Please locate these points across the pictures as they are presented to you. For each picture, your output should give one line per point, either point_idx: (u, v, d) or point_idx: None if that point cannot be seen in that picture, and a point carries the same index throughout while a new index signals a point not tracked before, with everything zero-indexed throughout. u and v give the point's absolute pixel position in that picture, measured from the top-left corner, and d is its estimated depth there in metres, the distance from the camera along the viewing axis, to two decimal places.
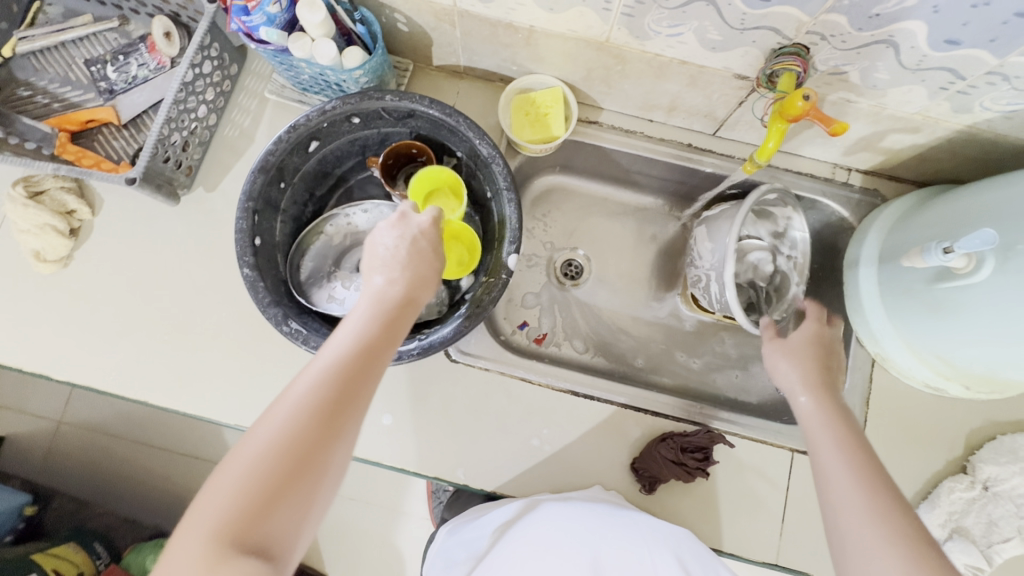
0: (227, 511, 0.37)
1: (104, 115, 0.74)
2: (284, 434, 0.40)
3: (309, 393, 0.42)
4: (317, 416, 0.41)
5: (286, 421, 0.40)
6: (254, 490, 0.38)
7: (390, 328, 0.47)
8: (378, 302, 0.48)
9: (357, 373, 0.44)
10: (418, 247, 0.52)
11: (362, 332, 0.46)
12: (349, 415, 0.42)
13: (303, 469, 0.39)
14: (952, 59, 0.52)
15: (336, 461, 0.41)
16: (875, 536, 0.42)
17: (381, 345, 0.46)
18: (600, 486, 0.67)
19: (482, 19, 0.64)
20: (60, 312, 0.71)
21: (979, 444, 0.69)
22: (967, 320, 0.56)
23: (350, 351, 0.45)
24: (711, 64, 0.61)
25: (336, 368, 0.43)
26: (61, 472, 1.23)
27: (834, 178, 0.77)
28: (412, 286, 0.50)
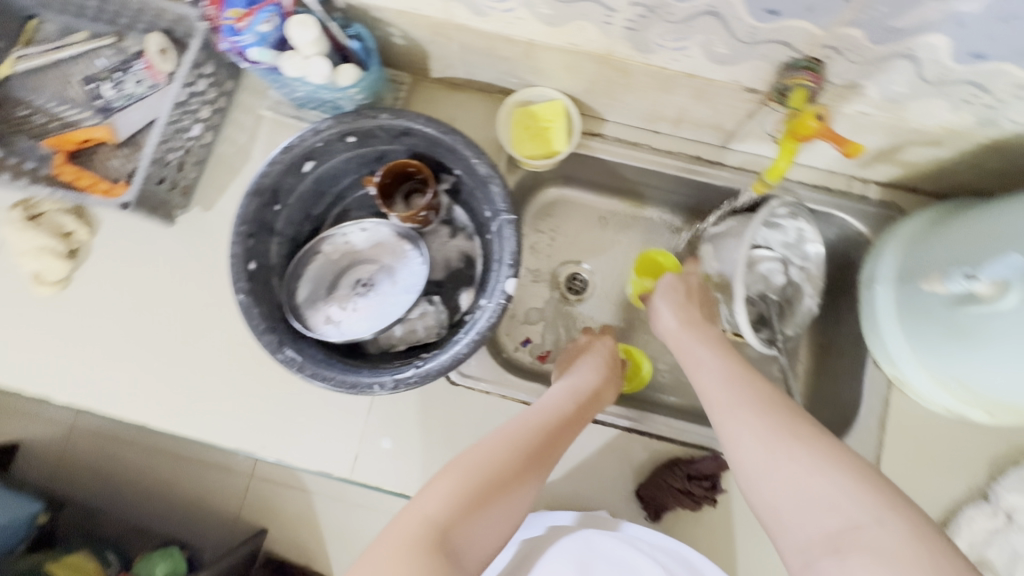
0: (449, 500, 0.47)
1: (100, 134, 0.73)
2: (495, 461, 0.52)
3: (518, 434, 0.55)
4: (519, 459, 0.53)
5: (495, 452, 0.52)
6: (463, 499, 0.48)
7: (581, 413, 0.61)
8: (573, 390, 0.62)
9: (551, 440, 0.57)
10: (605, 353, 0.68)
11: (559, 412, 0.59)
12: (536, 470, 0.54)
13: (500, 490, 0.50)
14: (978, 72, 0.49)
15: (520, 498, 0.51)
16: (749, 421, 0.49)
17: (568, 431, 0.59)
18: (607, 512, 0.65)
19: (480, 33, 0.62)
20: (60, 333, 0.71)
21: (1002, 470, 0.66)
22: (989, 348, 0.53)
23: (554, 417, 0.59)
24: (719, 77, 0.58)
25: (540, 431, 0.56)
26: (72, 480, 1.23)
27: (850, 190, 0.74)
28: (600, 388, 0.64)
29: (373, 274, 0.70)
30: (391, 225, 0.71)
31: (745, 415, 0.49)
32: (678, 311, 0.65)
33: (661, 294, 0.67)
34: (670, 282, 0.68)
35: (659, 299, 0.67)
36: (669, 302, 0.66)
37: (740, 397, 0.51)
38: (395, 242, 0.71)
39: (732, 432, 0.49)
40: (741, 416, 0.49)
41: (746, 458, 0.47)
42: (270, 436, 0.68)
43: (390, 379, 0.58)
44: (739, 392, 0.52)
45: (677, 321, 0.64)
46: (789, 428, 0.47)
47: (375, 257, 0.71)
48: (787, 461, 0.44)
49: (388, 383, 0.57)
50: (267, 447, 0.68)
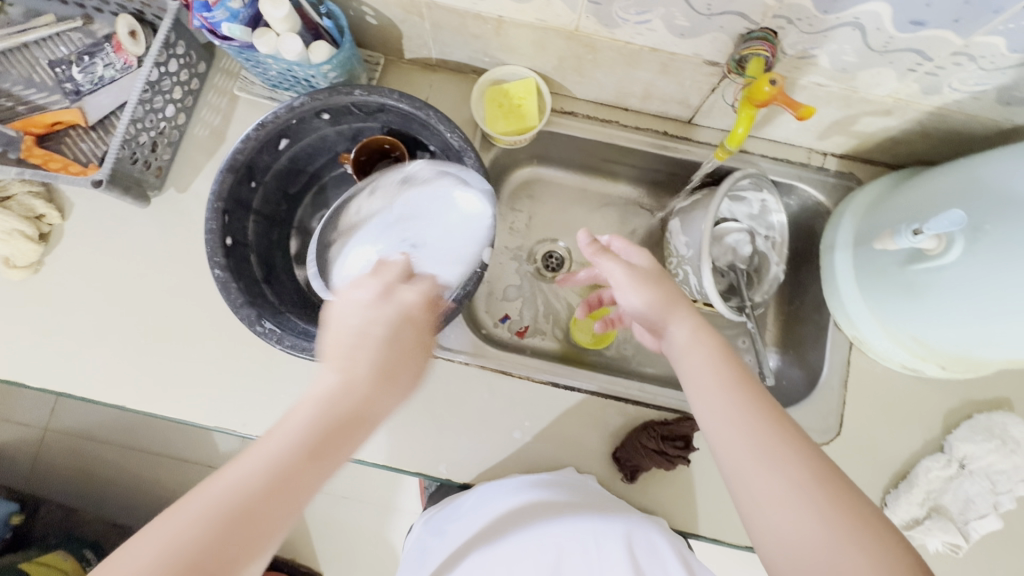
0: None
1: (70, 118, 0.72)
2: (174, 555, 0.33)
3: (194, 530, 0.34)
4: (206, 545, 0.34)
5: (168, 543, 0.33)
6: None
7: (321, 449, 0.39)
8: (320, 405, 0.41)
9: (276, 498, 0.37)
10: (400, 335, 0.45)
11: (285, 450, 0.38)
12: (243, 554, 0.35)
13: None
14: (918, 40, 0.52)
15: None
16: (779, 483, 0.41)
17: (302, 479, 0.38)
18: (572, 468, 0.68)
19: (451, 10, 0.63)
20: (33, 317, 0.70)
21: (956, 423, 0.70)
22: (938, 302, 0.56)
23: (253, 488, 0.36)
24: (682, 50, 0.61)
25: (257, 487, 0.36)
26: (48, 481, 1.21)
27: (810, 162, 0.77)
28: (370, 396, 0.42)
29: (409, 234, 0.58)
30: (446, 169, 0.59)
31: (792, 471, 0.41)
32: (647, 291, 0.54)
33: (632, 292, 0.54)
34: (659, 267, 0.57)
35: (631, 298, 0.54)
36: (652, 305, 0.53)
37: (772, 449, 0.43)
38: (468, 200, 0.58)
39: (757, 502, 0.42)
40: (777, 480, 0.41)
41: (783, 540, 0.40)
42: (253, 414, 0.69)
43: None
44: (767, 438, 0.43)
45: (692, 340, 0.51)
46: (845, 509, 0.39)
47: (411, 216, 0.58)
48: (845, 556, 0.37)
49: None
50: (249, 425, 0.69)
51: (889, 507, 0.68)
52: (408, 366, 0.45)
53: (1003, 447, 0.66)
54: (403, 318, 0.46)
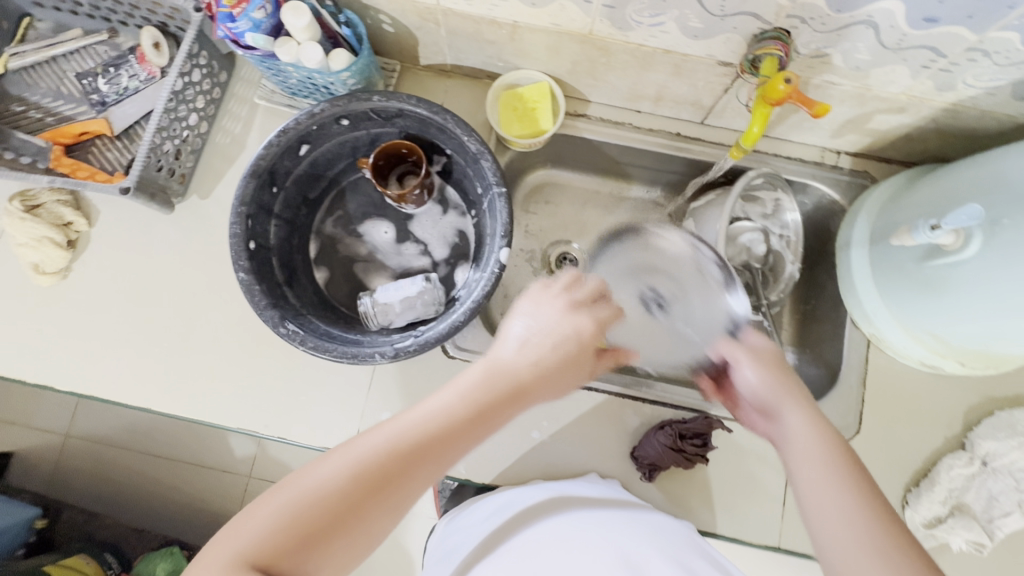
0: (264, 539, 0.34)
1: (96, 127, 0.74)
2: (357, 475, 0.37)
3: (384, 450, 0.39)
4: (384, 472, 0.38)
5: (357, 458, 0.38)
6: (301, 527, 0.35)
7: (489, 414, 0.42)
8: (492, 373, 0.44)
9: (450, 442, 0.40)
10: (570, 331, 0.48)
11: (460, 404, 0.42)
12: (406, 495, 0.38)
13: (353, 520, 0.36)
14: (932, 37, 0.52)
15: (380, 525, 0.37)
16: None
17: (476, 430, 0.42)
18: (596, 474, 0.68)
19: (466, 17, 0.64)
20: (61, 322, 0.72)
21: (977, 420, 0.70)
22: (958, 297, 0.56)
23: (433, 429, 0.40)
24: (695, 52, 0.62)
25: (433, 430, 0.40)
26: (70, 486, 1.23)
27: (824, 161, 0.77)
28: (544, 383, 0.45)
29: (665, 290, 0.62)
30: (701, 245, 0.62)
31: None
32: (769, 387, 0.48)
33: (750, 367, 0.49)
34: (769, 363, 0.49)
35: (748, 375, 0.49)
36: (771, 388, 0.48)
37: None
38: (724, 317, 0.56)
39: None
40: None
41: None
42: (274, 415, 0.70)
43: (391, 348, 0.60)
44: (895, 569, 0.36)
45: (808, 425, 0.45)
46: None
47: (662, 268, 0.63)
48: None
49: (388, 352, 0.59)
50: (270, 426, 0.70)
51: (911, 505, 0.67)
52: (576, 365, 0.48)
53: None
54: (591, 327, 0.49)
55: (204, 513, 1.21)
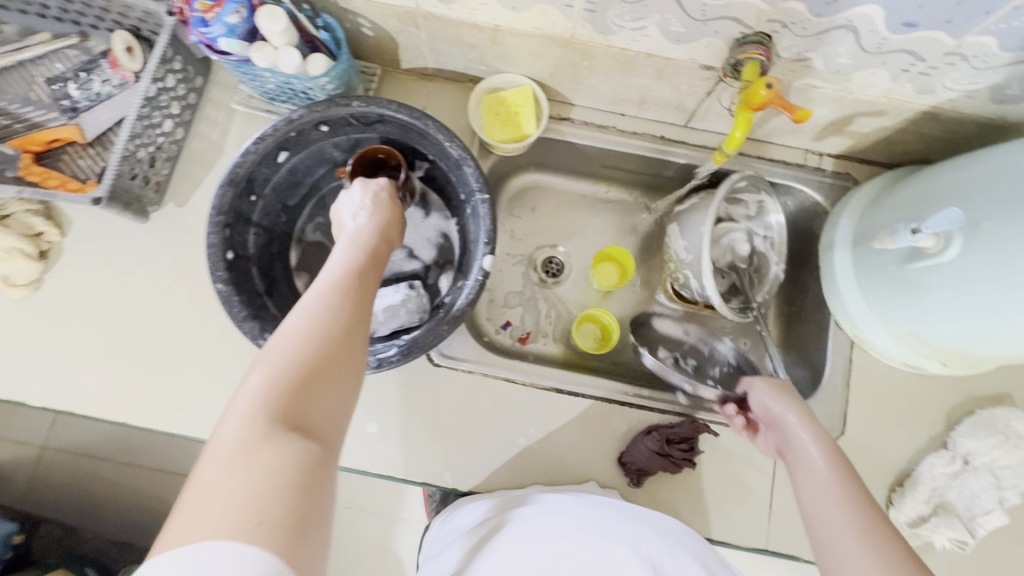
0: (265, 399, 0.38)
1: (67, 134, 0.72)
2: (315, 325, 0.43)
3: (321, 302, 0.45)
4: (335, 316, 0.44)
5: (307, 317, 0.44)
6: (289, 376, 0.39)
7: (374, 257, 0.54)
8: (356, 243, 0.55)
9: (363, 281, 0.50)
10: (384, 193, 0.62)
11: (353, 262, 0.52)
12: (359, 323, 0.46)
13: (335, 353, 0.42)
14: (911, 41, 0.52)
15: (356, 353, 0.44)
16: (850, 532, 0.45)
17: (371, 269, 0.52)
18: (595, 482, 0.68)
19: (446, 21, 0.64)
20: (34, 335, 0.70)
21: (958, 419, 0.71)
22: (939, 300, 0.56)
23: (344, 275, 0.49)
24: (677, 56, 0.61)
25: (344, 278, 0.49)
26: (49, 497, 1.20)
27: (806, 163, 0.78)
28: (388, 224, 0.59)
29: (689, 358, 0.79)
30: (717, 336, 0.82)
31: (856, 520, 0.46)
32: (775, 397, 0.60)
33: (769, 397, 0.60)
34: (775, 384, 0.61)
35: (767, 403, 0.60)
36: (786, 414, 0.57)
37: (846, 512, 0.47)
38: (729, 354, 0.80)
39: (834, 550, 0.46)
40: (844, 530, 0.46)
41: None
42: None
43: (373, 359, 0.59)
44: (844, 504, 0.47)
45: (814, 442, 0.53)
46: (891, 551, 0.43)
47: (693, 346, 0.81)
48: None
49: (372, 362, 0.59)
50: None
51: (895, 505, 0.68)
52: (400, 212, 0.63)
53: (1007, 442, 0.66)
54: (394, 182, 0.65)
55: None
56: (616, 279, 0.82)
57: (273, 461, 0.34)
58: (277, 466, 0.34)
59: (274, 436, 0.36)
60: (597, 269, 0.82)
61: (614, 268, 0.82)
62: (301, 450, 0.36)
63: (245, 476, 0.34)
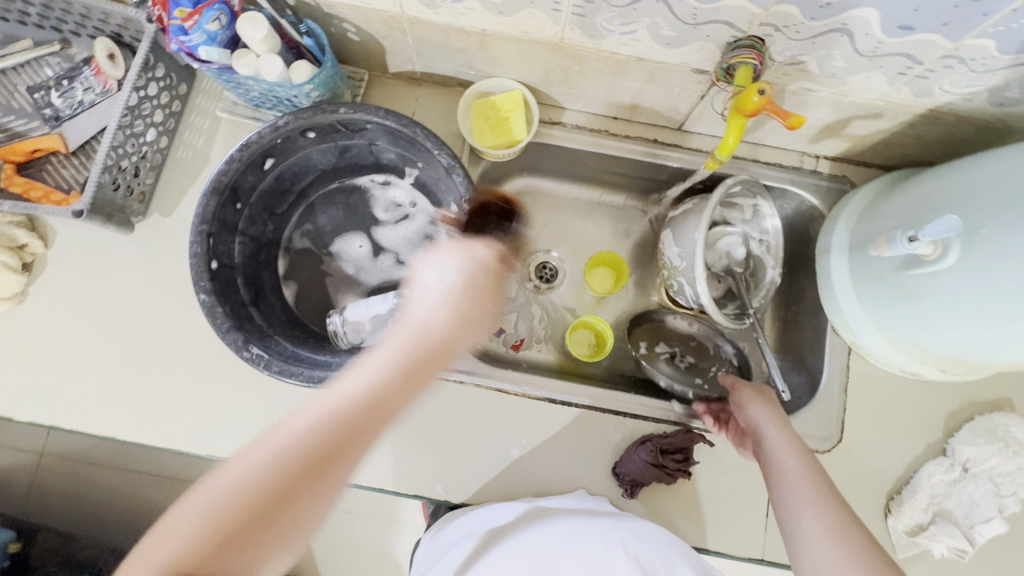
0: (180, 552, 0.31)
1: (50, 144, 0.71)
2: (280, 466, 0.34)
3: (310, 431, 0.36)
4: (309, 460, 0.35)
5: (278, 452, 0.35)
6: (218, 528, 0.32)
7: (411, 369, 0.42)
8: (408, 343, 0.43)
9: (382, 408, 0.39)
10: (479, 276, 0.50)
11: (383, 378, 0.40)
12: (333, 477, 0.36)
13: (281, 512, 0.33)
14: (907, 44, 0.51)
15: (309, 519, 0.34)
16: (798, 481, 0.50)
17: (404, 395, 0.40)
18: (586, 491, 0.67)
19: (433, 25, 0.62)
20: (21, 348, 0.69)
21: (957, 426, 0.70)
22: (938, 308, 0.55)
23: (361, 398, 0.38)
24: (669, 59, 0.60)
25: (363, 401, 0.38)
26: (46, 505, 1.19)
27: (802, 166, 0.76)
28: (443, 328, 0.45)
29: (685, 355, 0.81)
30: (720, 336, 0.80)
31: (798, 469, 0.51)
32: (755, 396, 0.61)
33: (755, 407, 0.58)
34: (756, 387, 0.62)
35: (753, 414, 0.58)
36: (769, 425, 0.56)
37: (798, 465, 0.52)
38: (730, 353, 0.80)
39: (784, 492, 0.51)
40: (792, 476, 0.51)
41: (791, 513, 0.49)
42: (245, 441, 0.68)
43: None
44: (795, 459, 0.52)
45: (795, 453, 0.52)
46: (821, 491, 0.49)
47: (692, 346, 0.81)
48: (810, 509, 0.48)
49: None
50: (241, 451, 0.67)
51: (893, 514, 0.67)
52: (481, 301, 0.50)
53: (1006, 449, 0.65)
54: (490, 265, 0.52)
55: None
56: (611, 284, 0.81)
57: None
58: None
59: None
60: (590, 273, 0.81)
61: (608, 272, 0.81)
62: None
63: None
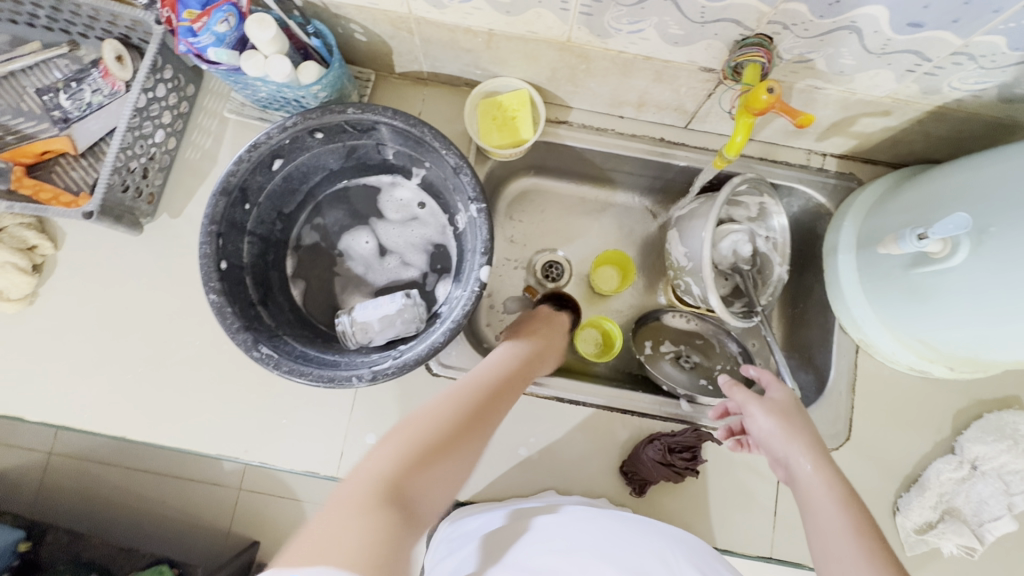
0: (387, 467, 0.39)
1: (59, 146, 0.71)
2: (445, 417, 0.45)
3: (462, 392, 0.49)
4: (466, 413, 0.47)
5: (447, 404, 0.47)
6: (412, 450, 0.41)
7: (523, 366, 0.58)
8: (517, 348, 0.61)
9: (502, 390, 0.52)
10: (554, 319, 0.69)
11: (505, 364, 0.56)
12: (481, 429, 0.47)
13: (450, 449, 0.43)
14: (917, 42, 0.51)
15: (457, 462, 0.43)
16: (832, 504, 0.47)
17: (518, 379, 0.56)
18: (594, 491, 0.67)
19: (440, 25, 0.62)
20: (33, 349, 0.70)
21: (965, 424, 0.70)
22: (945, 306, 0.55)
23: (491, 376, 0.53)
24: (676, 58, 0.60)
25: (495, 375, 0.53)
26: (56, 504, 1.19)
27: (809, 164, 0.76)
28: (544, 345, 0.64)
29: (691, 354, 0.81)
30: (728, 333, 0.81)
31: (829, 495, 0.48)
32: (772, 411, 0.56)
33: (764, 415, 0.56)
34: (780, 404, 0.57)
35: (762, 422, 0.56)
36: (782, 436, 0.54)
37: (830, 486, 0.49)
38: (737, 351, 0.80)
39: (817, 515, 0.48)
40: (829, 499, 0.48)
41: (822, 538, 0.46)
42: (255, 440, 0.68)
43: (368, 371, 0.57)
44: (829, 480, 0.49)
45: (816, 468, 0.50)
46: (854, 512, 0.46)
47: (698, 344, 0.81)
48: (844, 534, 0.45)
49: (366, 374, 0.57)
50: (251, 450, 0.68)
51: (901, 511, 0.67)
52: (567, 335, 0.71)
53: (1016, 446, 0.65)
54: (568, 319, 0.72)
55: (193, 528, 1.17)
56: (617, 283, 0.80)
57: (371, 526, 0.34)
58: (366, 537, 0.34)
59: (383, 498, 0.37)
60: (597, 271, 0.81)
61: (613, 270, 0.81)
62: (393, 533, 0.35)
63: (351, 525, 0.34)
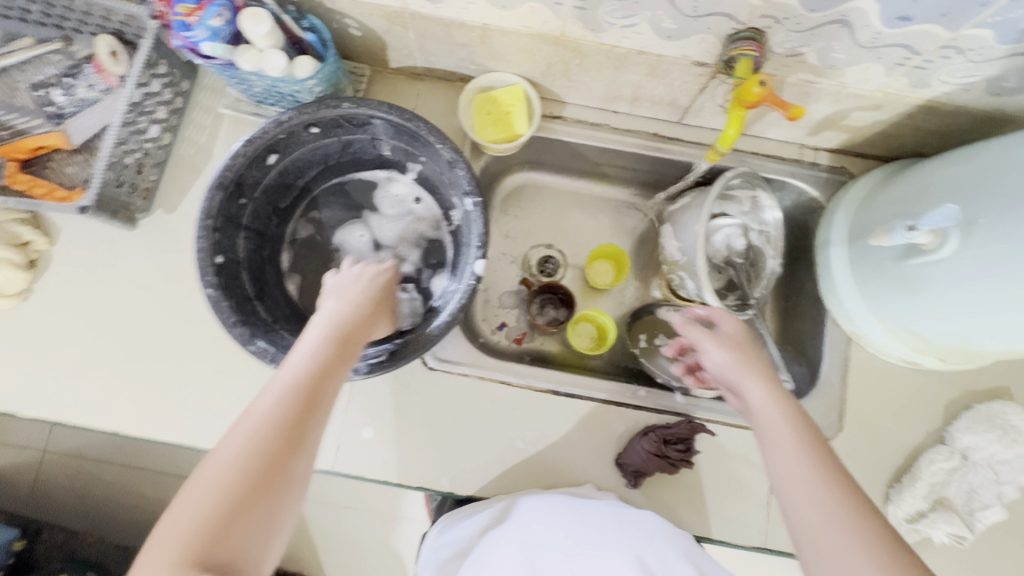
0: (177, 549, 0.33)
1: (53, 141, 0.70)
2: (253, 447, 0.37)
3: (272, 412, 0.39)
4: (279, 438, 0.38)
5: (252, 434, 0.38)
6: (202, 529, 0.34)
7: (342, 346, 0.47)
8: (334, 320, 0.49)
9: (314, 390, 0.42)
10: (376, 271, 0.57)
11: (319, 354, 0.44)
12: (298, 456, 0.39)
13: (259, 499, 0.36)
14: (906, 35, 0.52)
15: (294, 479, 0.38)
16: (797, 456, 0.45)
17: (337, 368, 0.45)
18: (590, 484, 0.67)
19: (435, 20, 0.63)
20: (28, 345, 0.69)
21: (955, 414, 0.71)
22: (935, 297, 0.56)
23: (306, 372, 0.43)
24: (669, 53, 0.61)
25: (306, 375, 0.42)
26: (51, 503, 1.19)
27: (802, 158, 0.77)
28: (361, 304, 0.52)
29: None
30: None
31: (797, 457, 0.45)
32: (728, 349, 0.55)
33: (717, 348, 0.55)
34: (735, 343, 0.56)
35: (716, 356, 0.55)
36: (736, 367, 0.53)
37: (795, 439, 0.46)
38: None
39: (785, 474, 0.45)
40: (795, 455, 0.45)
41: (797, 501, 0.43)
42: None
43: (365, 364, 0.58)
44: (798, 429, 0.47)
45: (769, 399, 0.50)
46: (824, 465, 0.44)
47: None
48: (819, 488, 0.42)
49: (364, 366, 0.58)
50: None
51: (893, 501, 0.67)
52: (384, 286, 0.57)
53: (1005, 436, 0.66)
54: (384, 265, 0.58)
55: None
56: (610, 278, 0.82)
57: None
58: None
59: None
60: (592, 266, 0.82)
61: (608, 266, 0.82)
62: None
63: None
